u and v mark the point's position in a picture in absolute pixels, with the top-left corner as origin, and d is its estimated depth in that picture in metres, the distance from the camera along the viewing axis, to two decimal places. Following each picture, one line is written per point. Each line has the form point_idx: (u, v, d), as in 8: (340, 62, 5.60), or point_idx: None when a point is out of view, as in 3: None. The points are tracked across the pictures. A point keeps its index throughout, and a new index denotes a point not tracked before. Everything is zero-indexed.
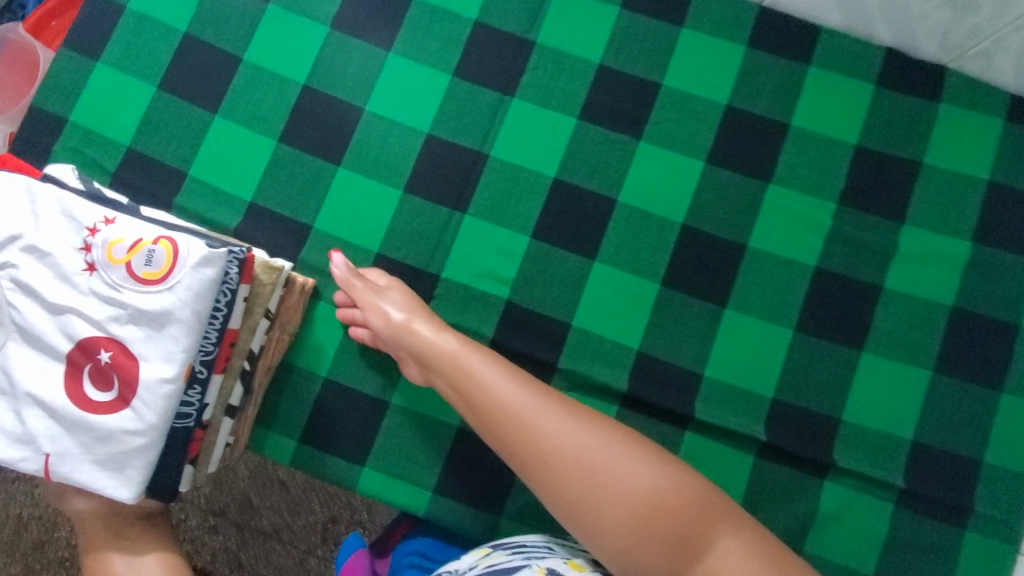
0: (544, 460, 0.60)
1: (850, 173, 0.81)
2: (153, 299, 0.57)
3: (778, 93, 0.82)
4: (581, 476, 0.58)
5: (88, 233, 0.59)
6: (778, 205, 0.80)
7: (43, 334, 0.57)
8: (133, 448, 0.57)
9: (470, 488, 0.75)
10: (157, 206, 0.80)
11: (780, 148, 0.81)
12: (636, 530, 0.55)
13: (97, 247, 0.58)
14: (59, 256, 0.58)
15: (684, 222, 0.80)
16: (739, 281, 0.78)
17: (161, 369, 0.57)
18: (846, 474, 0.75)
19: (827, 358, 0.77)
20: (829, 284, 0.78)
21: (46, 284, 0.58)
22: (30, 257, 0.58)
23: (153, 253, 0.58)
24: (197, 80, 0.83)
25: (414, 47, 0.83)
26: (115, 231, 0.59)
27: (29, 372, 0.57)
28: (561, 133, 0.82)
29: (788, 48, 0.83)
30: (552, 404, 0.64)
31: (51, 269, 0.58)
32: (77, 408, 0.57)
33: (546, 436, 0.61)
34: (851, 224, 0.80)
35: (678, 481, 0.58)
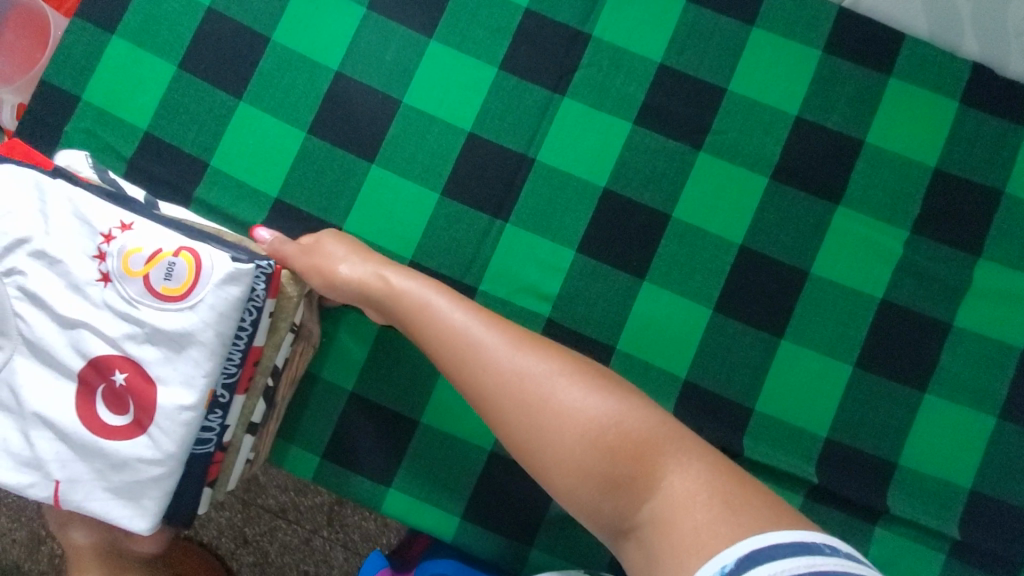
0: (486, 399, 0.53)
1: (926, 199, 0.74)
2: (173, 319, 0.53)
3: (854, 106, 0.75)
4: (525, 415, 0.52)
5: (102, 239, 0.53)
6: (846, 230, 0.74)
7: (53, 350, 0.53)
8: (149, 478, 0.54)
9: (500, 514, 0.73)
10: (176, 198, 0.74)
11: (853, 167, 0.74)
12: (585, 469, 0.50)
13: (112, 257, 0.53)
14: (69, 263, 0.53)
15: (743, 243, 0.74)
16: (798, 310, 0.73)
17: (181, 395, 0.53)
18: (898, 521, 0.72)
19: (885, 398, 0.73)
20: (894, 318, 0.73)
21: (56, 295, 0.53)
22: (39, 262, 0.53)
23: (172, 267, 0.53)
24: (220, 61, 0.76)
25: (457, 35, 0.76)
26: (132, 239, 0.53)
27: (38, 391, 0.53)
28: (614, 139, 0.75)
29: (868, 56, 0.76)
30: (493, 334, 0.55)
31: (62, 278, 0.53)
32: (90, 432, 0.53)
33: (483, 368, 0.53)
34: (923, 254, 0.74)
35: (634, 417, 0.51)
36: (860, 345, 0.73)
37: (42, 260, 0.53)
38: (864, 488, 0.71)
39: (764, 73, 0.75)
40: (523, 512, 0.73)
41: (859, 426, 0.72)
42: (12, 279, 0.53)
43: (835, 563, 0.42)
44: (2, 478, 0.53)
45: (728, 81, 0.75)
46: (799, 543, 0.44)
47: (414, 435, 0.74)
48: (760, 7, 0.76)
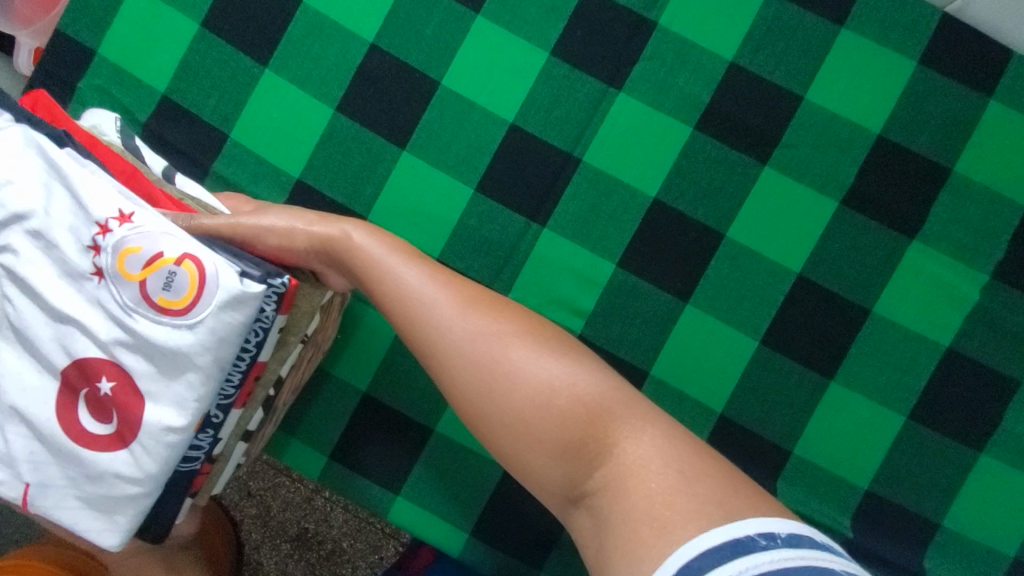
0: (433, 356, 0.48)
1: (1013, 241, 0.66)
2: (167, 334, 0.47)
3: (946, 128, 0.67)
4: (477, 376, 0.47)
5: (98, 230, 0.47)
6: (918, 268, 0.67)
7: (37, 341, 0.48)
8: (123, 496, 0.50)
9: (512, 534, 0.70)
10: (193, 171, 0.69)
11: (934, 199, 0.67)
12: (538, 438, 0.45)
13: (107, 253, 0.47)
14: (61, 251, 0.47)
15: (801, 272, 0.67)
16: (853, 351, 0.67)
17: (168, 415, 0.49)
18: None
19: (936, 454, 0.67)
20: (957, 370, 0.67)
21: (46, 282, 0.47)
22: (27, 244, 0.47)
23: (174, 277, 0.47)
24: (247, 22, 0.69)
25: (507, 12, 0.68)
26: (133, 236, 0.48)
27: (18, 383, 0.49)
28: (671, 144, 0.68)
29: (970, 72, 0.67)
30: (441, 287, 0.50)
31: (53, 264, 0.48)
32: (71, 438, 0.49)
33: (432, 322, 0.49)
34: (1001, 302, 0.66)
35: (581, 377, 0.46)
36: (915, 395, 0.67)
37: (31, 243, 0.47)
38: (902, 546, 0.67)
39: (847, 83, 0.67)
40: (534, 533, 0.70)
41: (903, 480, 0.67)
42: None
43: (764, 561, 0.37)
44: None
45: (805, 90, 0.67)
46: (728, 541, 0.38)
47: (425, 445, 0.70)
48: (853, 6, 0.67)
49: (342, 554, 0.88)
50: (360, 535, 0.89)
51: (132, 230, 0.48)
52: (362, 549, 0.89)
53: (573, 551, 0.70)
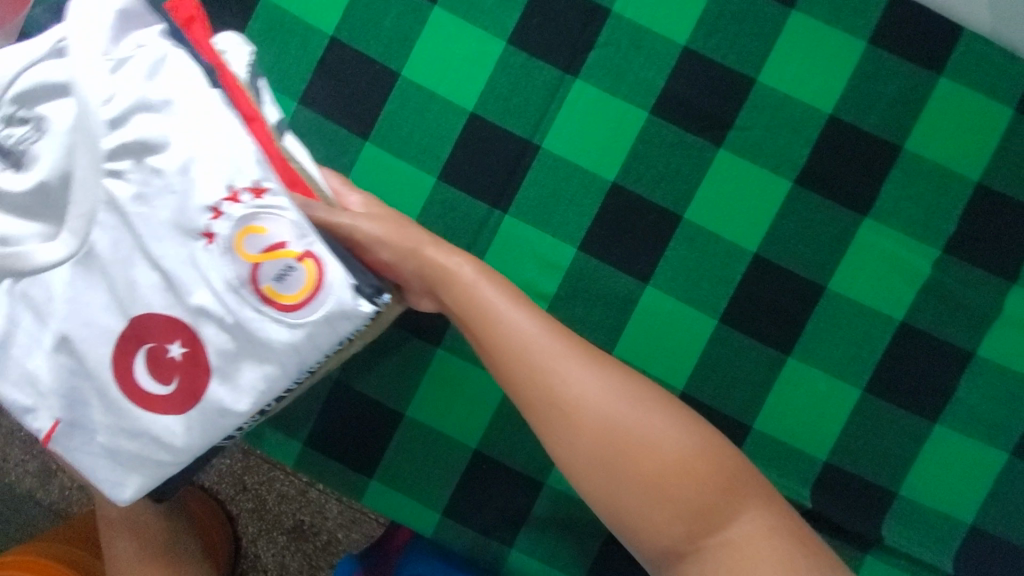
0: (531, 400, 0.51)
1: (964, 216, 0.68)
2: (264, 323, 0.44)
3: (897, 107, 0.68)
4: (585, 419, 0.50)
5: (211, 214, 0.43)
6: (872, 245, 0.68)
7: (111, 275, 0.45)
8: (154, 460, 0.47)
9: (483, 513, 0.72)
10: None
11: (886, 176, 0.68)
12: (645, 484, 0.48)
13: (227, 221, 0.43)
14: (183, 203, 0.44)
15: (757, 251, 0.69)
16: (810, 327, 0.69)
17: (237, 399, 0.46)
18: (892, 551, 0.69)
19: (893, 425, 0.69)
20: (911, 343, 0.68)
21: (188, 231, 0.44)
22: (116, 178, 0.44)
23: (293, 270, 0.44)
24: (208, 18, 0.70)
25: (464, 3, 0.70)
26: (259, 216, 0.44)
27: (74, 306, 0.45)
28: (628, 128, 0.69)
29: (919, 50, 0.68)
30: (558, 337, 0.52)
31: (161, 210, 0.44)
32: (126, 394, 0.46)
33: (539, 366, 0.51)
34: (953, 276, 0.68)
35: (699, 440, 0.50)
36: (870, 368, 0.69)
37: (181, 191, 0.44)
38: (861, 515, 0.69)
39: (798, 64, 0.68)
40: (505, 511, 0.72)
41: (860, 451, 0.69)
42: (108, 192, 0.44)
43: None
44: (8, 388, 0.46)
45: (757, 72, 0.68)
46: None
47: (397, 429, 0.72)
48: None
49: (337, 544, 0.90)
50: (354, 525, 0.91)
51: (258, 209, 0.44)
52: (357, 539, 0.91)
53: (542, 528, 0.72)
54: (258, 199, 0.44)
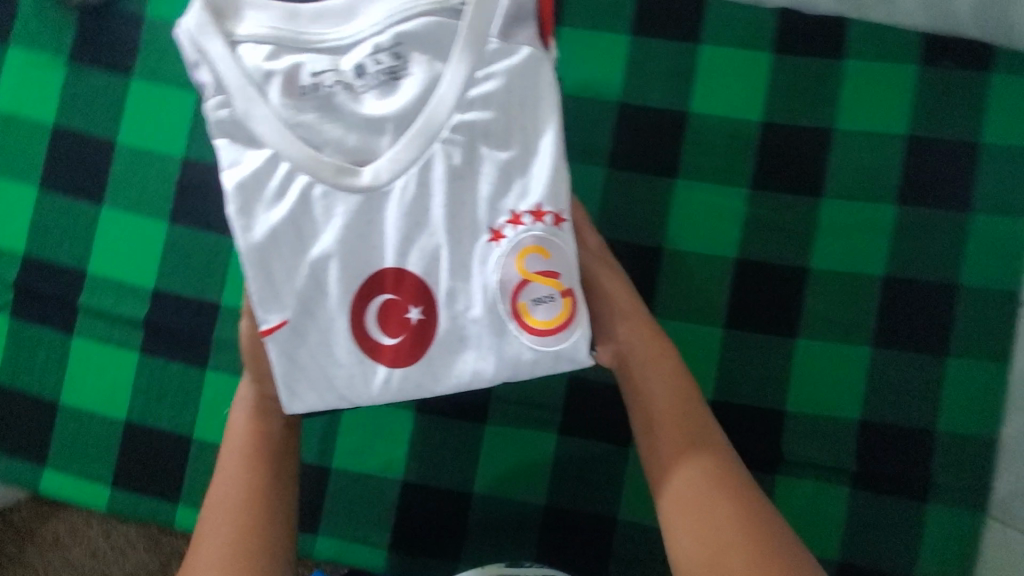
0: (737, 501, 0.53)
1: (907, 167, 0.75)
2: (506, 331, 0.55)
3: (816, 98, 0.76)
4: (722, 537, 0.51)
5: (511, 219, 0.55)
6: (833, 219, 0.75)
7: (395, 219, 0.56)
8: (473, 344, 0.56)
9: (572, 560, 0.76)
10: (196, 345, 0.78)
11: (828, 153, 0.75)
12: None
13: (507, 245, 0.55)
14: (492, 193, 0.56)
15: (737, 254, 0.76)
16: (809, 302, 0.75)
17: (476, 363, 0.56)
18: (948, 486, 0.74)
19: (911, 372, 0.74)
20: (903, 293, 0.74)
21: (450, 235, 0.55)
22: (480, 172, 0.56)
23: (551, 300, 0.55)
24: (203, 202, 0.78)
25: None
26: (546, 239, 0.55)
27: (365, 216, 0.56)
28: (591, 185, 0.76)
29: (818, 46, 0.76)
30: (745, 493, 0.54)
31: (433, 215, 0.56)
32: (353, 318, 0.56)
33: (720, 497, 0.53)
34: (918, 223, 0.74)
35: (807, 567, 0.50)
36: (874, 325, 0.74)
37: (498, 183, 0.56)
38: (908, 459, 0.74)
39: (721, 88, 0.76)
40: (589, 550, 0.76)
41: (884, 405, 0.74)
42: (444, 149, 0.56)
43: None
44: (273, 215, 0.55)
45: (688, 104, 0.76)
46: None
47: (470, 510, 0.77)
48: (700, 27, 0.77)
49: None
50: None
51: (550, 230, 0.55)
52: None
53: (630, 558, 0.76)
54: (543, 221, 0.55)
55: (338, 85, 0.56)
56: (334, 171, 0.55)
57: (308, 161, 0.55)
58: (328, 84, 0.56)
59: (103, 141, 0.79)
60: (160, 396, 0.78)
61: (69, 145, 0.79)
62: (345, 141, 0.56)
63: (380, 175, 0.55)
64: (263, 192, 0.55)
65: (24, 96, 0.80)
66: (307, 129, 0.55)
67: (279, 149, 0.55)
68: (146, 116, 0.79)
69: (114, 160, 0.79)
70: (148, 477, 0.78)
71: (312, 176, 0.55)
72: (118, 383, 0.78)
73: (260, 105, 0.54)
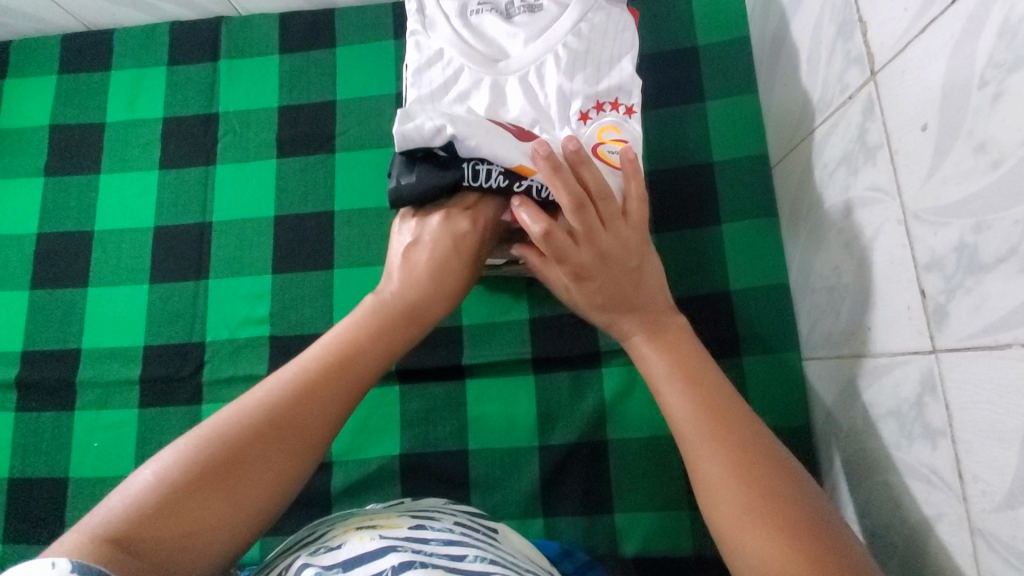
0: (673, 352, 0.54)
1: (755, 87, 0.90)
2: None
3: (672, 47, 0.94)
4: (701, 440, 0.49)
5: (594, 106, 0.64)
6: (664, 128, 0.91)
7: (586, 73, 0.65)
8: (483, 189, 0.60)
9: (429, 468, 0.81)
10: (145, 278, 0.90)
11: (700, 78, 0.92)
12: (742, 525, 0.46)
13: (591, 126, 0.64)
14: (586, 84, 0.64)
15: (652, 159, 0.90)
16: (669, 202, 0.89)
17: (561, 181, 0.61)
18: (758, 354, 0.82)
19: (730, 243, 0.86)
20: (727, 176, 0.88)
21: (550, 109, 0.64)
22: (579, 65, 0.65)
23: None
24: (180, 145, 0.95)
25: (351, 74, 0.95)
26: (619, 121, 0.64)
27: (547, 73, 0.65)
28: None
29: (668, 10, 0.95)
30: (715, 386, 0.52)
31: (540, 95, 0.65)
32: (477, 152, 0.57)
33: (661, 360, 0.54)
34: (759, 130, 0.88)
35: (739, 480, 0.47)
36: (716, 209, 0.87)
37: (591, 79, 0.65)
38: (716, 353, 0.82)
39: None
40: (441, 455, 0.81)
41: (683, 276, 0.86)
42: (556, 51, 0.65)
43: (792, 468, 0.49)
44: (501, 45, 0.68)
45: None
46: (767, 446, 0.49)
47: None
48: None
49: None
50: None
51: (623, 117, 0.64)
52: None
53: (493, 461, 0.81)
54: (618, 110, 0.64)
55: (491, 11, 0.69)
56: (480, 62, 0.66)
57: (461, 54, 0.66)
58: (486, 11, 0.69)
59: (100, 108, 0.97)
60: (109, 329, 0.89)
61: (72, 114, 0.97)
62: (487, 44, 0.68)
63: (513, 64, 0.66)
64: (427, 71, 0.67)
65: (28, 94, 0.98)
66: (466, 32, 0.68)
67: (443, 46, 0.67)
68: (126, 91, 0.97)
69: (103, 132, 0.96)
70: (47, 395, 0.87)
71: (463, 60, 0.66)
72: (20, 318, 0.90)
73: (441, 22, 0.68)
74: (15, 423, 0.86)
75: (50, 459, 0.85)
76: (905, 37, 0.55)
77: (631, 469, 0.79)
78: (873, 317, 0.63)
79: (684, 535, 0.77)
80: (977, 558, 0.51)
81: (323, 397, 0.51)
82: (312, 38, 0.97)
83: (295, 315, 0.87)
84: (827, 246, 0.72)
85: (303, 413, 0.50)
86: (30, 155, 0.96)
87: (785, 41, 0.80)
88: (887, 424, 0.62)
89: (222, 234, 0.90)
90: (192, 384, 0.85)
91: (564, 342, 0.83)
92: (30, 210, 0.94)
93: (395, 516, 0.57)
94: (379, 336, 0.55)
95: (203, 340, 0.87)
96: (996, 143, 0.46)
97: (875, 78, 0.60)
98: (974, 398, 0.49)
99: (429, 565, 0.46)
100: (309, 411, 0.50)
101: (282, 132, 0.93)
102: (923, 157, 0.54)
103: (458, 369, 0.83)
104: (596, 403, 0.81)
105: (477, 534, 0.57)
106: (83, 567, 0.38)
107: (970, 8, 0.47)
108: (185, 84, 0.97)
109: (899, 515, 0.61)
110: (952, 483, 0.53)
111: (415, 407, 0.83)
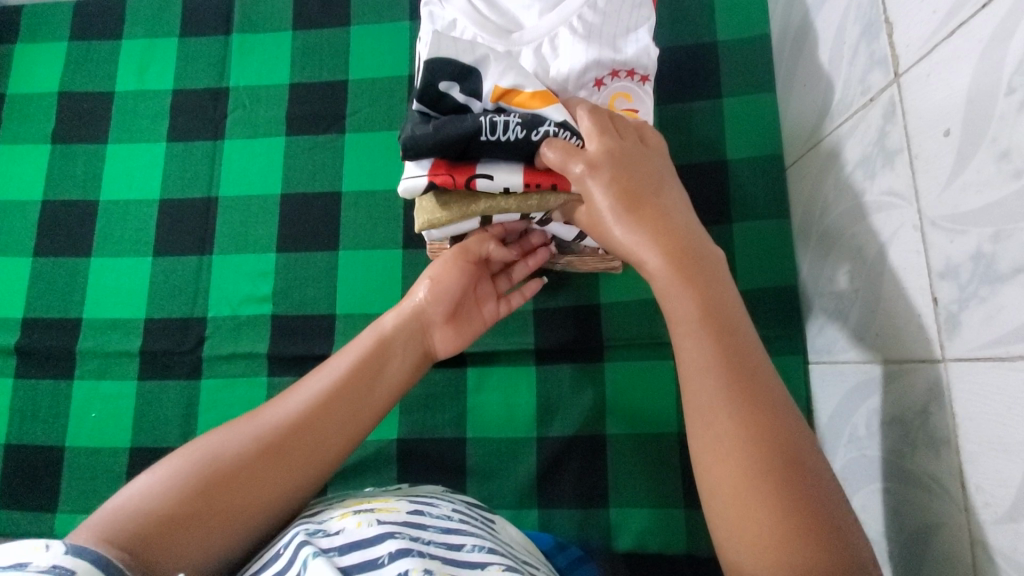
0: (695, 286, 0.48)
1: (772, 84, 0.89)
2: None
3: (691, 41, 0.92)
4: (713, 393, 0.44)
5: (608, 73, 0.64)
6: (678, 123, 0.90)
7: (601, 43, 0.63)
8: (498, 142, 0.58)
9: (427, 454, 0.81)
10: (149, 251, 0.90)
11: (717, 74, 0.91)
12: (744, 488, 0.42)
13: (603, 92, 0.65)
14: (601, 53, 0.63)
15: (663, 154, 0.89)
16: None
17: None
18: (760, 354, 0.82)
19: (738, 242, 0.85)
20: (740, 175, 0.87)
21: (563, 76, 0.63)
22: (594, 36, 0.63)
23: None
24: (188, 119, 0.94)
25: (364, 54, 0.93)
26: (632, 89, 0.65)
27: (562, 42, 0.64)
28: None
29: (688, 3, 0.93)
30: (736, 333, 0.47)
31: (554, 62, 0.64)
32: (495, 100, 0.58)
33: (681, 301, 0.48)
34: (773, 130, 0.87)
35: (749, 437, 0.43)
36: (726, 207, 0.86)
37: (605, 49, 0.63)
38: None
39: None
40: (439, 442, 0.81)
41: None
42: (571, 22, 0.63)
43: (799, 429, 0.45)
44: (515, 14, 0.66)
45: None
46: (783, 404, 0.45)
47: None
48: None
49: None
50: None
51: (635, 85, 0.65)
52: None
53: (490, 450, 0.80)
54: (632, 78, 0.65)
55: None
56: (493, 33, 0.65)
57: (474, 25, 0.65)
58: None
59: (110, 76, 0.96)
60: (110, 300, 0.88)
61: (80, 83, 0.96)
62: (501, 15, 0.66)
63: (526, 35, 0.64)
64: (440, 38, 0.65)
65: (37, 60, 0.97)
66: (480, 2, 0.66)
67: (457, 17, 0.66)
68: (136, 61, 0.96)
69: (112, 101, 0.95)
70: (46, 364, 0.86)
71: (476, 31, 0.65)
72: (23, 285, 0.89)
73: None
74: (13, 390, 0.86)
75: (48, 427, 0.85)
76: (933, 39, 0.54)
77: (630, 465, 0.79)
78: (882, 322, 0.63)
79: (680, 532, 0.76)
80: (976, 569, 0.50)
81: (338, 400, 0.56)
82: (325, 15, 0.95)
83: (299, 295, 0.86)
84: (839, 249, 0.71)
85: (317, 427, 0.55)
86: (38, 121, 0.95)
87: (808, 39, 0.78)
88: (891, 431, 0.62)
89: (228, 209, 0.90)
90: (193, 359, 0.85)
91: (567, 336, 0.82)
92: (35, 176, 0.93)
93: (394, 500, 0.56)
94: (390, 356, 0.61)
95: (204, 315, 0.86)
96: (1021, 151, 0.45)
97: (898, 80, 0.59)
98: (983, 409, 0.49)
99: (427, 554, 0.46)
100: (316, 424, 0.54)
101: (292, 110, 0.92)
102: (943, 163, 0.53)
103: (459, 357, 0.83)
104: (596, 398, 0.80)
105: (475, 522, 0.57)
106: (78, 550, 0.39)
107: (1002, 12, 0.46)
108: (196, 57, 0.95)
109: (898, 523, 0.61)
110: (954, 493, 0.52)
111: (414, 392, 0.83)
